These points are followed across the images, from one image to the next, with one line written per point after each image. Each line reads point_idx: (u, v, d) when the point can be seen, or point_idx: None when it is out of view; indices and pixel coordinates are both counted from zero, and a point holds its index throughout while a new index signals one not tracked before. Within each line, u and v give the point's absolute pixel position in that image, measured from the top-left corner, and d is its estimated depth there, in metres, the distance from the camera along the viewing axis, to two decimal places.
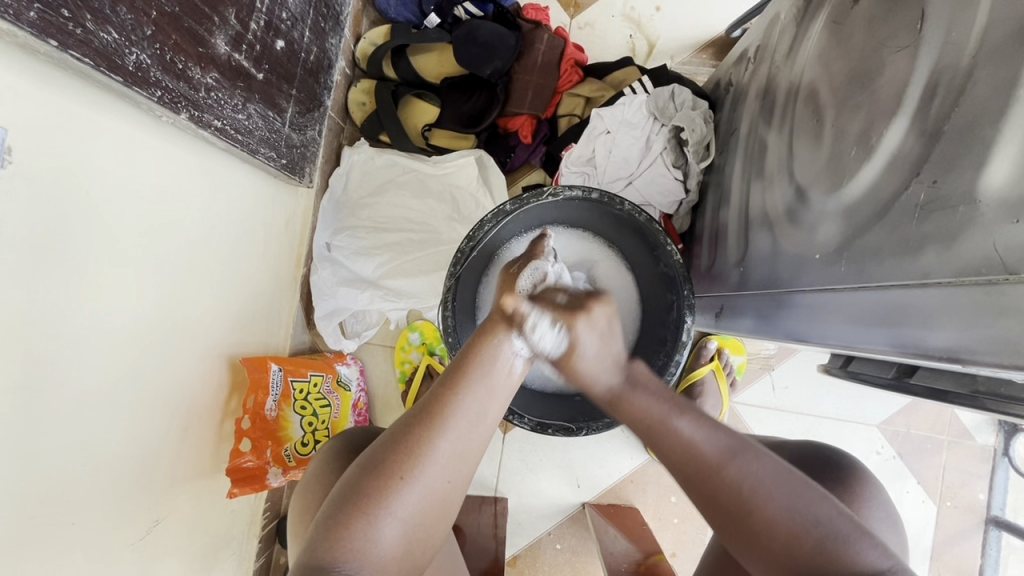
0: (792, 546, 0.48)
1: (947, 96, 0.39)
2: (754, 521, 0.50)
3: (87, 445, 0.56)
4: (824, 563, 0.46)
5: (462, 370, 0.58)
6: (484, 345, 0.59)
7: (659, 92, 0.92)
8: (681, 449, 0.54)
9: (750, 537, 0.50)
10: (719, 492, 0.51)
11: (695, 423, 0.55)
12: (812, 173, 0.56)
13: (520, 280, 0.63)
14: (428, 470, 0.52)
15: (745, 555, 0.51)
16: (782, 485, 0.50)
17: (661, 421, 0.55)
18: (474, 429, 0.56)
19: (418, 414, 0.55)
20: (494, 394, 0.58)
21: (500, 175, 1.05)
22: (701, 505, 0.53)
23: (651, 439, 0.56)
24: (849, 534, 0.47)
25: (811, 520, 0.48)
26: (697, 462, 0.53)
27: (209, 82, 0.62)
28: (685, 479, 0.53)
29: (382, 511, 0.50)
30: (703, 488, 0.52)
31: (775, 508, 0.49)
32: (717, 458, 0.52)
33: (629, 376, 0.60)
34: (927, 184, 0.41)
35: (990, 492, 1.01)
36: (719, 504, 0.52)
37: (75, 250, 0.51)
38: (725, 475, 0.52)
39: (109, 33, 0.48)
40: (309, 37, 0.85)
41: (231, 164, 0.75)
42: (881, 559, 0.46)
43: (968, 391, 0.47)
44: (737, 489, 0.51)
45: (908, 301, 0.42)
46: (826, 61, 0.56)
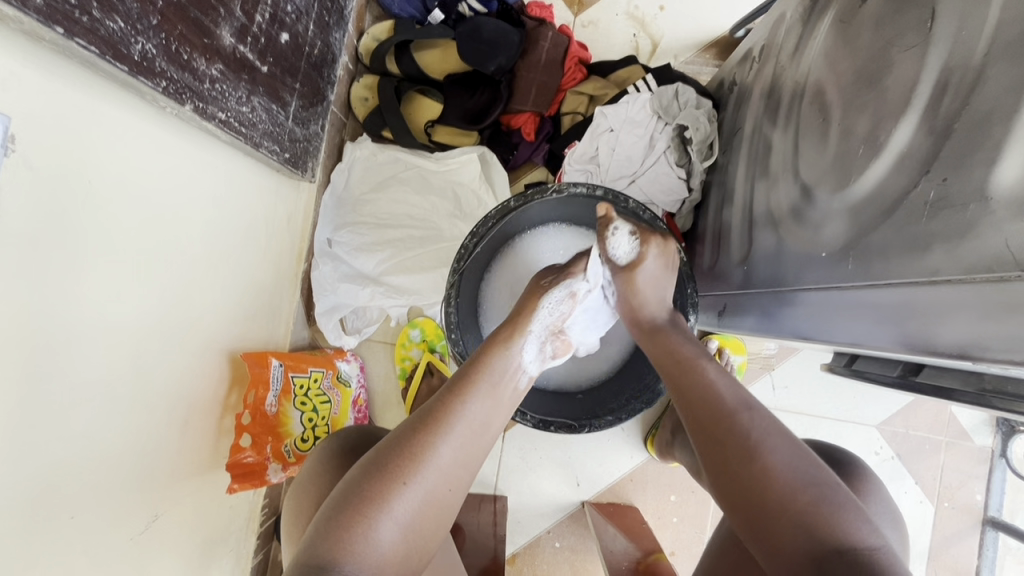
0: (782, 496, 0.48)
1: (957, 94, 0.39)
2: (757, 462, 0.50)
3: (85, 438, 0.56)
4: (814, 520, 0.46)
5: (467, 381, 0.59)
6: (497, 355, 0.62)
7: (663, 91, 0.92)
8: (704, 388, 0.57)
9: (742, 483, 0.50)
10: (730, 429, 0.53)
11: (721, 372, 0.59)
12: (817, 172, 0.56)
13: (543, 300, 0.67)
14: (430, 475, 0.52)
15: (734, 508, 0.51)
16: (788, 442, 0.52)
17: (693, 360, 0.60)
18: (476, 440, 0.56)
19: (421, 419, 0.55)
20: (498, 406, 0.59)
21: (503, 172, 1.05)
22: (703, 447, 0.55)
23: (677, 376, 0.60)
24: (843, 503, 0.48)
25: (804, 481, 0.49)
26: (713, 407, 0.55)
27: (213, 73, 0.62)
28: (696, 416, 0.56)
29: (383, 515, 0.49)
30: (710, 432, 0.54)
31: (780, 457, 0.50)
32: (733, 406, 0.55)
33: (671, 320, 0.68)
34: (936, 182, 0.41)
35: (988, 493, 1.01)
36: (725, 443, 0.53)
37: (77, 241, 0.51)
38: (738, 420, 0.54)
39: (114, 21, 0.47)
40: (313, 31, 0.85)
41: (234, 158, 0.74)
42: (873, 538, 0.46)
43: (975, 389, 0.48)
44: (745, 435, 0.52)
45: (917, 299, 0.42)
46: (832, 60, 0.56)
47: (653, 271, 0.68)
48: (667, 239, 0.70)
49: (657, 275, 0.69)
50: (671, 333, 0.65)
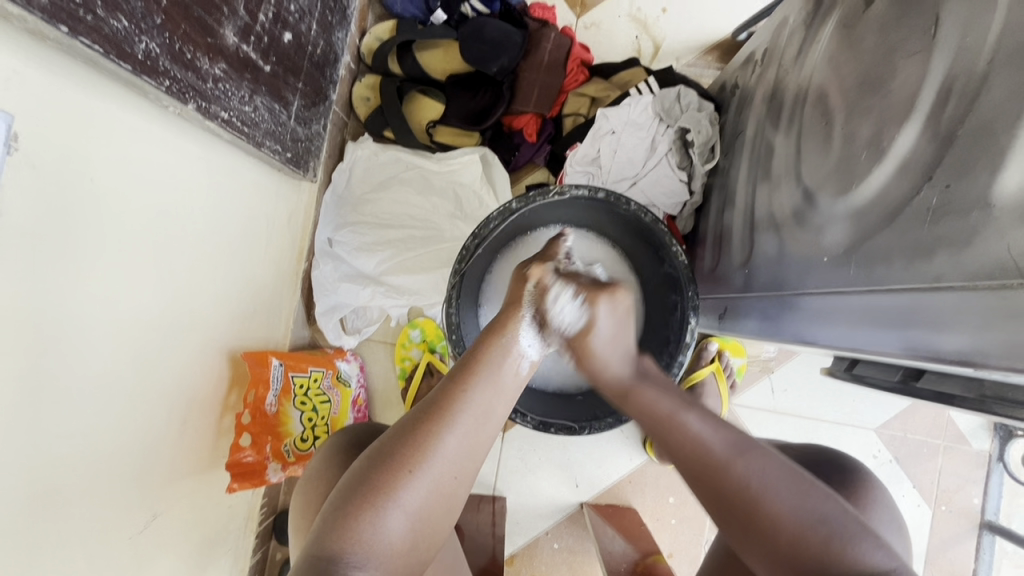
0: (796, 547, 0.48)
1: (961, 101, 0.40)
2: (762, 515, 0.50)
3: (85, 437, 0.56)
4: (828, 560, 0.47)
5: (471, 370, 0.59)
6: (495, 344, 0.61)
7: (665, 94, 0.92)
8: (687, 445, 0.55)
9: (754, 531, 0.50)
10: (725, 490, 0.52)
11: (703, 419, 0.56)
12: (820, 176, 0.56)
13: (528, 284, 0.66)
14: (436, 464, 0.52)
15: (749, 551, 0.51)
16: (789, 483, 0.51)
17: (670, 417, 0.58)
18: (482, 428, 0.56)
19: (427, 408, 0.55)
20: (502, 393, 0.59)
21: (504, 172, 1.04)
22: (709, 503, 0.54)
23: (661, 436, 0.58)
24: (854, 533, 0.48)
25: (814, 518, 0.49)
26: (704, 456, 0.54)
27: (217, 73, 0.62)
28: (694, 474, 0.54)
29: (390, 503, 0.49)
30: (710, 485, 0.53)
31: (782, 504, 0.50)
32: (724, 455, 0.53)
33: (640, 372, 0.64)
34: (939, 188, 0.41)
35: (984, 497, 1.02)
36: (727, 499, 0.52)
37: (78, 240, 0.51)
38: (734, 470, 0.52)
39: (119, 20, 0.47)
40: (316, 31, 0.85)
41: (236, 157, 0.74)
42: (884, 560, 0.46)
43: (976, 396, 0.47)
44: (744, 485, 0.51)
45: (919, 305, 0.42)
46: (835, 64, 0.56)
47: (608, 317, 0.65)
48: (614, 290, 0.66)
49: (614, 322, 0.65)
50: (642, 392, 0.62)
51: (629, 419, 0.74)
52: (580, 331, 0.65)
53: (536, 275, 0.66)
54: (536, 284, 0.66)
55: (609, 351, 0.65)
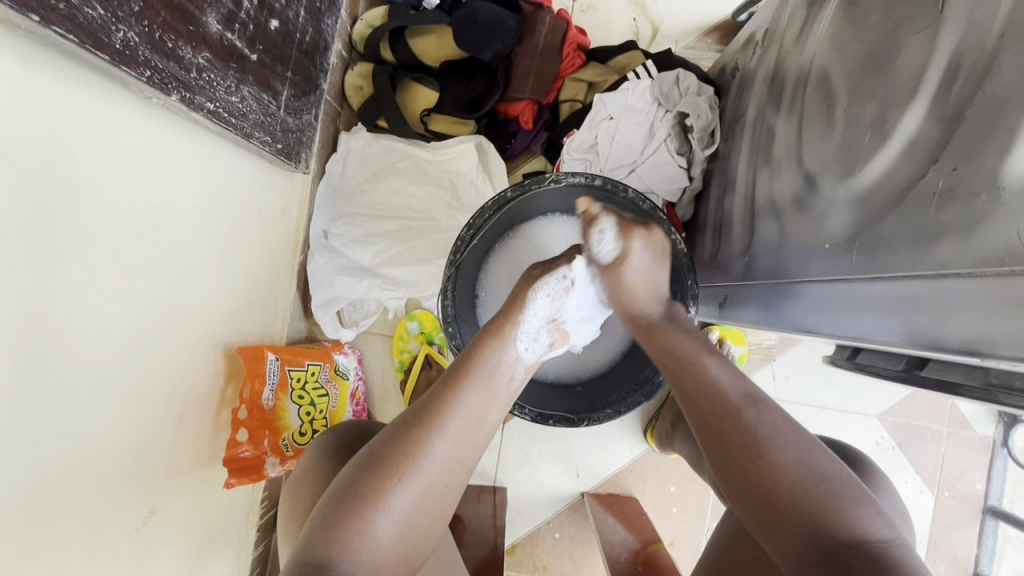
0: (792, 498, 0.48)
1: (970, 80, 0.38)
2: (763, 461, 0.49)
3: (88, 433, 0.56)
4: (825, 519, 0.46)
5: (458, 376, 0.58)
6: (490, 347, 0.60)
7: (663, 78, 0.90)
8: (707, 384, 0.56)
9: (751, 482, 0.50)
10: (740, 425, 0.52)
11: (721, 366, 0.57)
12: (821, 161, 0.54)
13: (537, 287, 0.65)
14: (426, 469, 0.51)
15: (747, 509, 0.50)
16: (795, 435, 0.51)
17: (693, 356, 0.58)
18: (471, 435, 0.55)
19: (417, 414, 0.54)
20: (493, 401, 0.58)
21: (500, 161, 1.03)
22: (708, 443, 0.54)
23: (677, 373, 0.59)
24: (854, 497, 0.47)
25: (817, 474, 0.48)
26: (717, 400, 0.54)
27: (200, 62, 0.60)
28: (702, 415, 0.55)
29: (378, 511, 0.49)
30: (717, 424, 0.53)
31: (786, 454, 0.49)
32: (738, 401, 0.54)
33: (669, 313, 0.66)
34: (946, 171, 0.40)
35: (988, 482, 1.01)
36: (729, 439, 0.52)
37: (62, 236, 0.50)
38: (743, 416, 0.52)
39: (93, 8, 0.46)
40: (304, 17, 0.83)
41: (224, 149, 0.73)
42: (884, 531, 0.45)
43: (981, 384, 0.46)
44: (751, 432, 0.51)
45: (923, 292, 0.41)
46: (839, 44, 0.54)
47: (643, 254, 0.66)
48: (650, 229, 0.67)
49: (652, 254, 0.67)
50: (669, 329, 0.63)
51: (627, 409, 0.74)
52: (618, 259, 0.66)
53: (584, 207, 0.69)
54: (586, 213, 0.68)
55: (643, 285, 0.66)
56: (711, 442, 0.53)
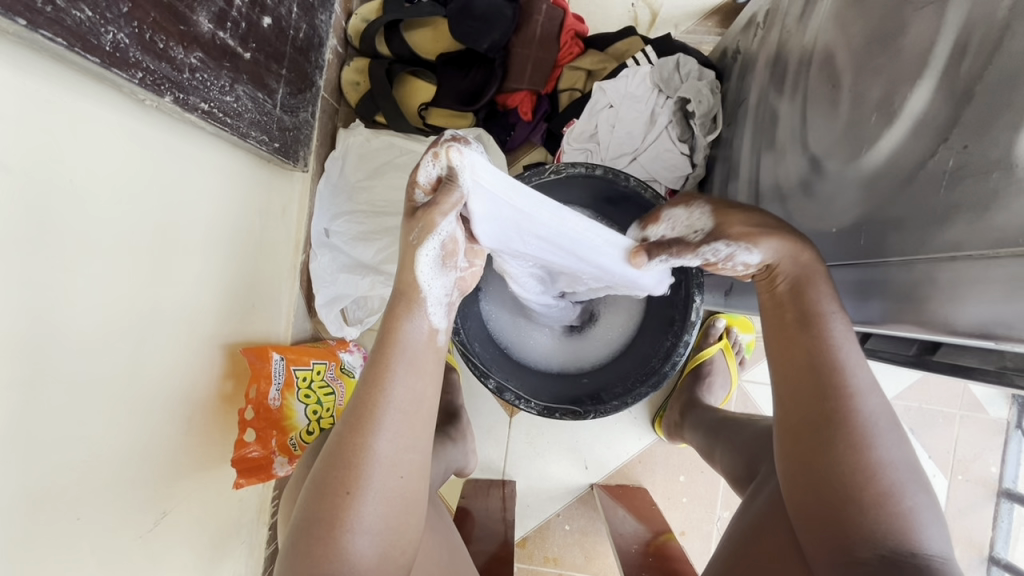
0: (875, 500, 0.46)
1: (980, 54, 0.36)
2: (869, 454, 0.46)
3: (92, 418, 0.56)
4: (890, 532, 0.45)
5: (379, 363, 0.52)
6: (399, 326, 0.53)
7: (664, 63, 0.88)
8: (826, 356, 0.50)
9: (834, 475, 0.47)
10: (840, 416, 0.48)
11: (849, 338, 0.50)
12: (827, 143, 0.53)
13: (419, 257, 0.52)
14: (375, 475, 0.49)
15: (809, 496, 0.48)
16: (897, 439, 0.48)
17: (817, 320, 0.51)
18: (414, 420, 0.52)
19: (349, 420, 0.51)
20: (421, 376, 0.53)
21: (501, 153, 1.00)
22: (812, 425, 0.49)
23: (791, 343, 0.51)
24: (928, 511, 0.46)
25: (909, 486, 0.46)
26: (834, 379, 0.49)
27: (193, 62, 0.60)
28: (813, 388, 0.49)
29: (343, 528, 0.48)
30: (829, 406, 0.48)
31: (891, 454, 0.47)
32: (858, 385, 0.49)
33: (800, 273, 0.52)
34: (956, 149, 0.38)
35: (1002, 465, 1.00)
36: (837, 425, 0.48)
37: (61, 243, 0.49)
38: (860, 404, 0.48)
39: (81, 10, 0.45)
40: (296, 14, 0.82)
41: (221, 150, 0.72)
42: (943, 548, 0.45)
43: (995, 368, 0.45)
44: (862, 422, 0.47)
45: (935, 276, 0.40)
46: (842, 23, 0.53)
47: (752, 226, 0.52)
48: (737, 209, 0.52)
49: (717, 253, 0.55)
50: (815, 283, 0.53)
51: (635, 400, 0.73)
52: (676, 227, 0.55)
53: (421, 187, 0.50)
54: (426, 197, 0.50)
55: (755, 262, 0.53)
56: (809, 425, 0.49)
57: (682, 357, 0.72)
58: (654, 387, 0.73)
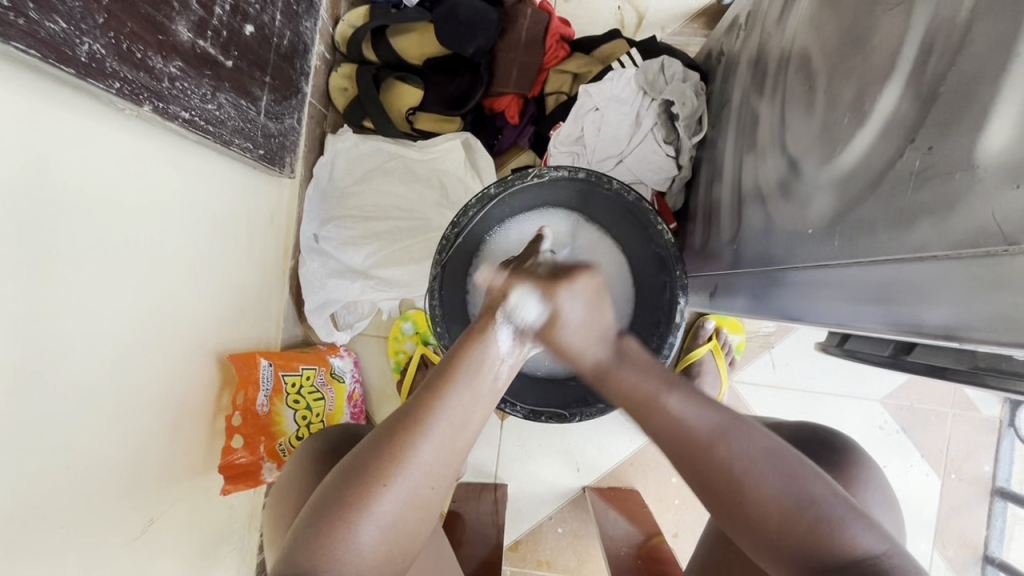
0: (786, 529, 0.47)
1: (944, 55, 0.36)
2: (750, 499, 0.48)
3: (77, 428, 0.56)
4: (816, 551, 0.46)
5: (442, 375, 0.55)
6: (472, 348, 0.57)
7: (649, 64, 0.89)
8: (669, 426, 0.52)
9: (745, 520, 0.49)
10: (708, 472, 0.50)
11: (686, 399, 0.52)
12: (804, 144, 0.53)
13: (514, 287, 0.65)
14: (411, 473, 0.50)
15: (742, 537, 0.51)
16: (769, 465, 0.49)
17: (649, 398, 0.53)
18: (461, 435, 0.54)
19: (400, 419, 0.52)
20: (479, 401, 0.55)
21: (488, 156, 1.02)
22: (696, 485, 0.51)
23: (642, 419, 0.54)
24: (843, 515, 0.46)
25: (805, 500, 0.47)
26: (686, 443, 0.51)
27: (172, 71, 0.60)
28: (676, 455, 0.52)
29: (363, 518, 0.48)
30: (694, 466, 0.51)
31: (768, 489, 0.48)
32: (708, 437, 0.50)
33: (617, 351, 0.59)
34: (922, 150, 0.38)
35: (995, 464, 1.00)
36: (710, 481, 0.50)
37: (42, 255, 0.50)
38: (716, 454, 0.50)
39: (56, 22, 0.45)
40: (280, 21, 0.82)
41: (206, 159, 0.73)
42: (874, 545, 0.46)
43: (968, 368, 0.45)
44: (727, 469, 0.49)
45: (905, 276, 0.40)
46: (817, 24, 0.53)
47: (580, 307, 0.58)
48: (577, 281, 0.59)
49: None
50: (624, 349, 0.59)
51: None
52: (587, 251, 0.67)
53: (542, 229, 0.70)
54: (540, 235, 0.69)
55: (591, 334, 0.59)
56: (698, 487, 0.51)
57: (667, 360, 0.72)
58: None
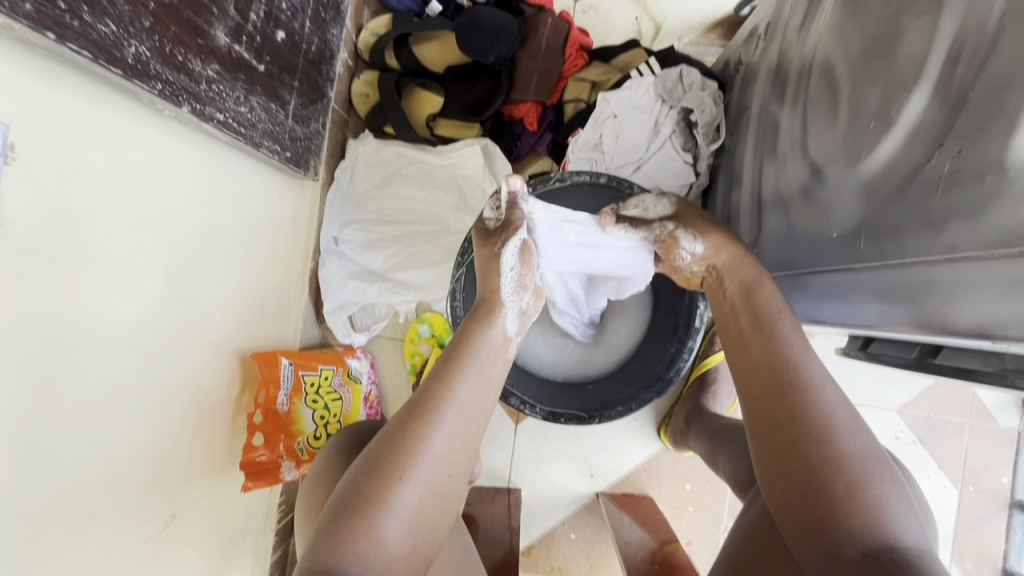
0: (848, 488, 0.47)
1: (972, 61, 0.37)
2: (832, 443, 0.49)
3: (106, 418, 0.57)
4: (865, 523, 0.45)
5: (451, 365, 0.58)
6: (481, 331, 0.61)
7: (667, 74, 0.90)
8: (787, 360, 0.55)
9: (806, 464, 0.49)
10: (801, 407, 0.52)
11: (807, 347, 0.57)
12: (827, 150, 0.54)
13: (502, 262, 0.62)
14: (425, 465, 0.52)
15: (785, 489, 0.50)
16: (863, 431, 0.50)
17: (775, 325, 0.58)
18: (471, 422, 0.57)
19: (412, 410, 0.54)
20: (487, 383, 0.60)
21: (506, 162, 1.03)
22: (773, 423, 0.53)
23: (753, 345, 0.58)
24: (903, 504, 0.47)
25: (884, 475, 0.48)
26: (788, 376, 0.54)
27: (210, 74, 0.62)
28: (775, 386, 0.54)
29: (383, 511, 0.49)
30: (787, 401, 0.53)
31: (855, 444, 0.49)
32: (815, 381, 0.53)
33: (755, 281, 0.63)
34: (952, 154, 0.39)
35: (1014, 476, 0.99)
36: (800, 419, 0.51)
37: (83, 251, 0.51)
38: (819, 395, 0.52)
39: (106, 25, 0.47)
40: (309, 28, 0.84)
41: (235, 161, 0.75)
42: (921, 542, 0.45)
43: (995, 369, 0.45)
44: (825, 412, 0.51)
45: (934, 278, 0.40)
46: (840, 33, 0.54)
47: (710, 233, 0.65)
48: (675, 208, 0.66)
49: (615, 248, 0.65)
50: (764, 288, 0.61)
51: (638, 405, 0.75)
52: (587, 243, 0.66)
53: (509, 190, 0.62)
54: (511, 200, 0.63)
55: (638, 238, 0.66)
56: (774, 426, 0.53)
57: (687, 363, 0.73)
58: (658, 392, 0.74)
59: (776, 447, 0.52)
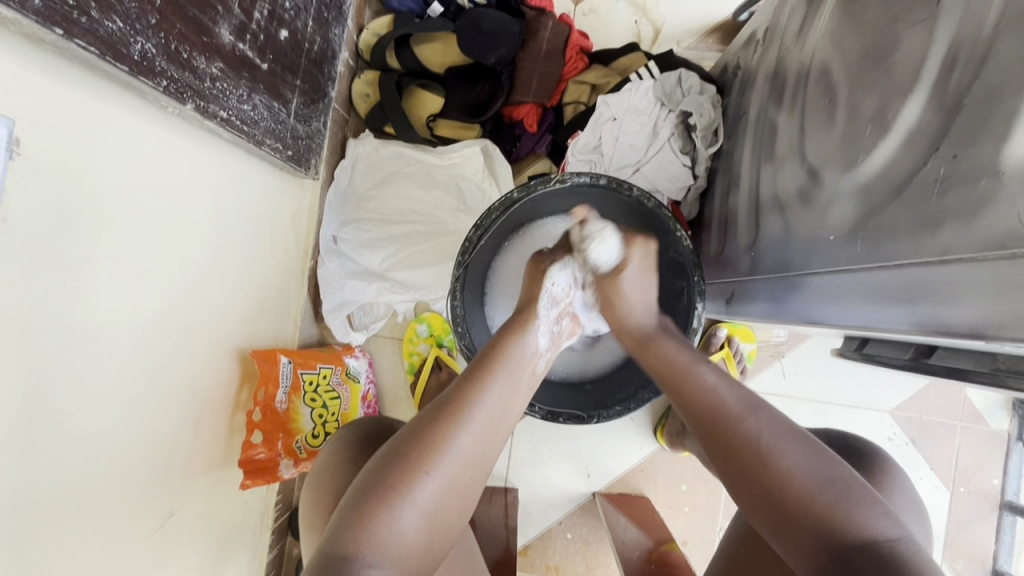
0: (803, 496, 0.48)
1: (967, 67, 0.38)
2: (770, 466, 0.50)
3: (108, 414, 0.57)
4: (827, 521, 0.46)
5: (483, 371, 0.58)
6: (515, 339, 0.63)
7: (666, 77, 0.91)
8: (704, 396, 0.57)
9: (762, 489, 0.50)
10: (733, 439, 0.53)
11: (719, 375, 0.59)
12: (824, 154, 0.55)
13: (548, 275, 0.70)
14: (451, 461, 0.52)
15: (757, 513, 0.51)
16: (799, 442, 0.51)
17: (688, 368, 0.60)
18: (499, 425, 0.56)
19: (442, 408, 0.55)
20: (516, 393, 0.59)
21: (506, 164, 1.04)
22: (723, 460, 0.54)
23: (674, 387, 0.60)
24: (862, 498, 0.47)
25: (828, 478, 0.48)
26: (720, 413, 0.55)
27: (214, 72, 0.62)
28: (708, 422, 0.56)
29: (405, 502, 0.49)
30: (723, 436, 0.54)
31: (791, 461, 0.50)
32: (736, 412, 0.55)
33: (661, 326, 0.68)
34: (946, 159, 0.40)
35: (1004, 477, 1.00)
36: (736, 451, 0.53)
37: (85, 248, 0.51)
38: (746, 425, 0.53)
39: (113, 21, 0.47)
40: (312, 27, 0.85)
41: (237, 159, 0.75)
42: (892, 530, 0.45)
43: (988, 369, 0.46)
44: (754, 439, 0.52)
45: (929, 279, 0.41)
46: (838, 39, 0.55)
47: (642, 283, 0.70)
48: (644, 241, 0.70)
49: (643, 279, 0.69)
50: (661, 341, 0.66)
51: (636, 404, 0.74)
52: (614, 269, 0.69)
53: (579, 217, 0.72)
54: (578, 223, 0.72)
55: (636, 298, 0.69)
56: (724, 461, 0.54)
57: None
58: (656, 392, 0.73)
59: (733, 479, 0.53)
